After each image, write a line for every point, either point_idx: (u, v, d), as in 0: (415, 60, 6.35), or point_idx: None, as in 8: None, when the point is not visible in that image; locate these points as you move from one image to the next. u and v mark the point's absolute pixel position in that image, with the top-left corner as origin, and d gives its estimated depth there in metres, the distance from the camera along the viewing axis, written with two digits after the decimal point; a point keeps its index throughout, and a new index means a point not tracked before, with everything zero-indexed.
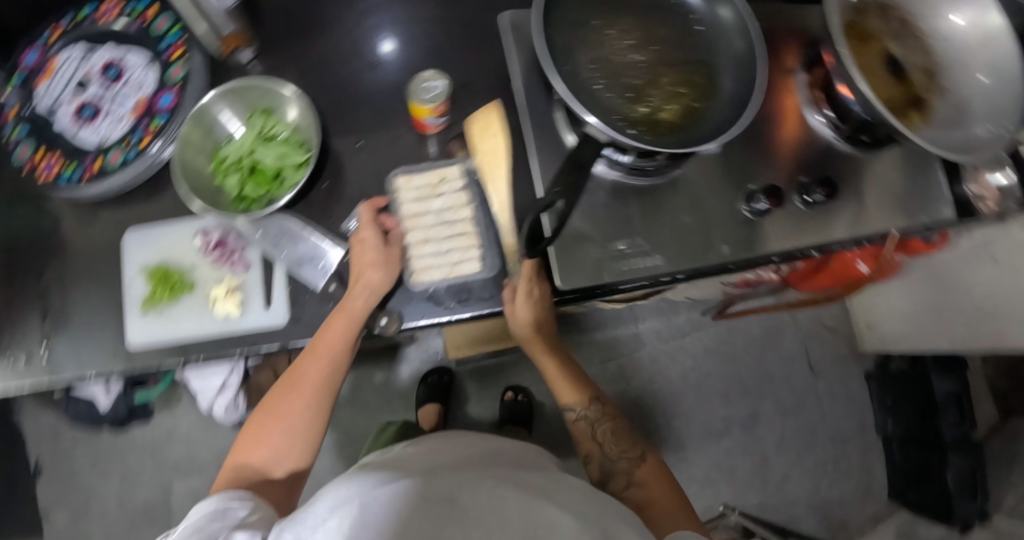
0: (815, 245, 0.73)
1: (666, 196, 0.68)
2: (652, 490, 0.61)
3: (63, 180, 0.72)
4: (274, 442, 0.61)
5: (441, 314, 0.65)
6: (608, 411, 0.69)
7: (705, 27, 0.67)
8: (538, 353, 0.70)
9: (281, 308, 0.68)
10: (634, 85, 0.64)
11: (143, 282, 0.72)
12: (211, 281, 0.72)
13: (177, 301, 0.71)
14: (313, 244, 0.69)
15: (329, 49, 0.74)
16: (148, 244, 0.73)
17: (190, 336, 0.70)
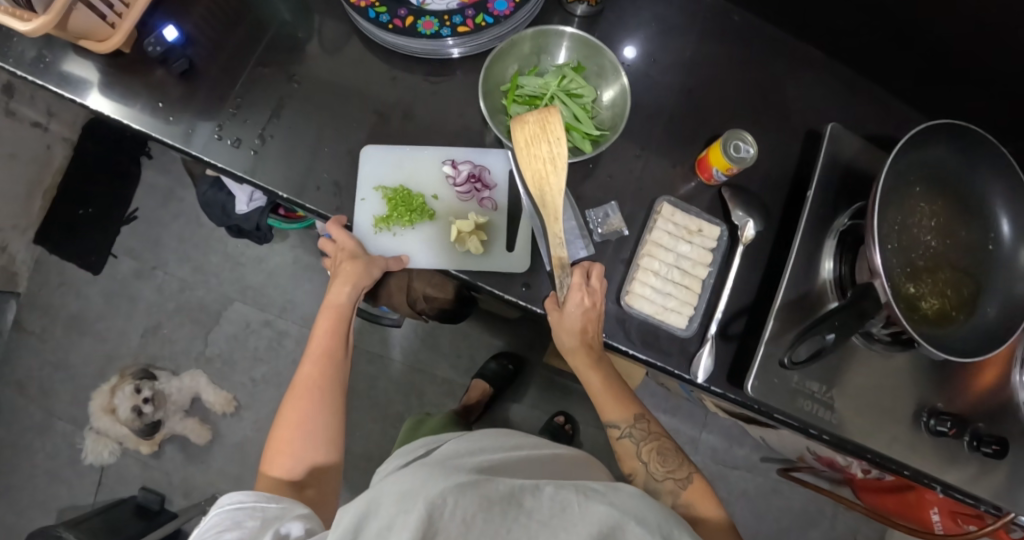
0: (945, 483, 0.74)
1: (866, 366, 0.69)
2: (701, 511, 0.63)
3: (369, 15, 0.71)
4: (299, 448, 0.66)
5: (623, 342, 0.66)
6: (654, 428, 0.68)
7: (996, 249, 0.65)
8: (586, 374, 0.67)
9: (523, 257, 0.72)
10: (914, 263, 0.64)
11: (377, 200, 0.74)
12: (449, 214, 0.76)
13: (416, 227, 0.75)
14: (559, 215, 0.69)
15: (659, 51, 0.75)
16: (390, 163, 0.75)
17: (422, 259, 0.74)
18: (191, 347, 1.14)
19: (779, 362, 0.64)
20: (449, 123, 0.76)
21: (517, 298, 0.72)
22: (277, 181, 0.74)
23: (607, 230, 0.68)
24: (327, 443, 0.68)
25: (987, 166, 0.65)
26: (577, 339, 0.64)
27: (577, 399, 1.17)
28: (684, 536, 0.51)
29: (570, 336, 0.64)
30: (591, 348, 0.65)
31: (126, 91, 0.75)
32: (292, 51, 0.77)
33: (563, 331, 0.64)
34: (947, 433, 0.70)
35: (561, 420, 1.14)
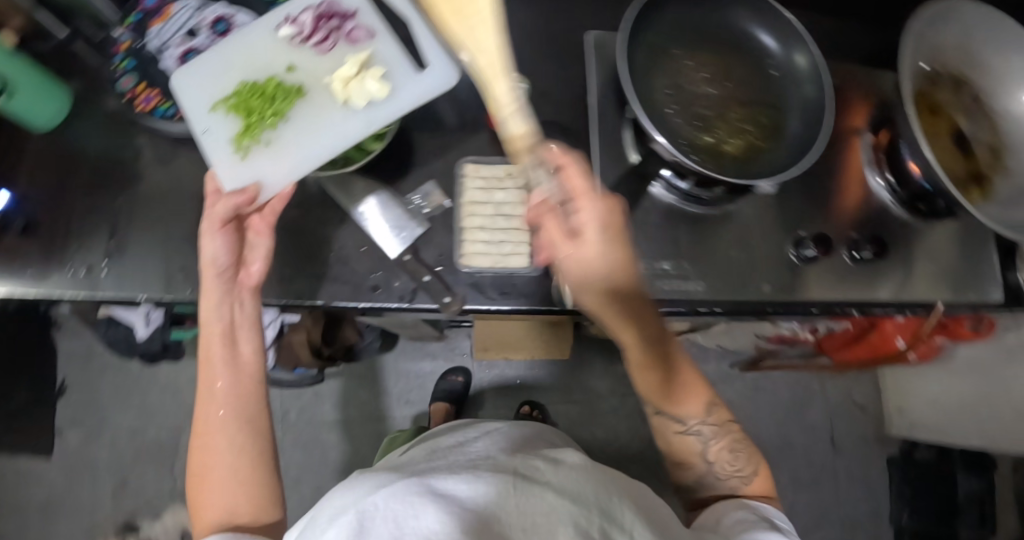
0: (857, 304, 0.73)
1: (717, 227, 0.70)
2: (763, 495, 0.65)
3: (156, 113, 0.80)
4: (220, 489, 0.57)
5: (483, 302, 0.68)
6: (732, 426, 0.66)
7: (780, 73, 0.68)
8: (637, 350, 0.60)
9: (443, 63, 0.69)
10: (704, 115, 0.67)
11: (222, 120, 0.68)
12: (323, 70, 0.70)
13: (289, 113, 0.68)
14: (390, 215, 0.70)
15: None
16: (207, 80, 0.70)
17: (324, 151, 0.67)
18: (162, 486, 1.15)
19: None
20: None
21: (372, 303, 0.68)
22: (130, 287, 0.77)
23: (431, 207, 0.71)
24: (253, 455, 0.59)
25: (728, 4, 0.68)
26: (603, 291, 0.58)
27: (536, 386, 1.21)
28: (625, 510, 0.52)
29: (592, 293, 0.58)
30: (661, 332, 0.61)
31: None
32: (120, 169, 0.81)
33: (564, 245, 0.58)
34: (817, 256, 0.71)
35: (527, 408, 1.15)
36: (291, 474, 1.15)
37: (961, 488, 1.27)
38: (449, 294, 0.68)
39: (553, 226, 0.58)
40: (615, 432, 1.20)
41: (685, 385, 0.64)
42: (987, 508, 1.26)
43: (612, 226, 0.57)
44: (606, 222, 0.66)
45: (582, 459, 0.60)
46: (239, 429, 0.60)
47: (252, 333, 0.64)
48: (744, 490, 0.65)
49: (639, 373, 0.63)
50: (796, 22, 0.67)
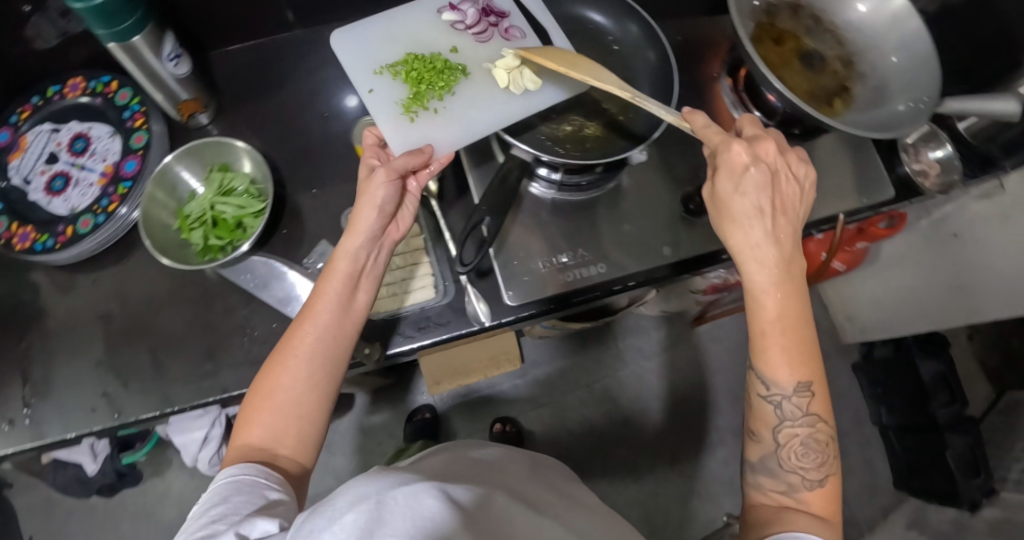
0: None
1: (605, 208, 0.73)
2: (823, 508, 0.57)
3: (35, 249, 0.77)
4: (276, 418, 0.56)
5: (405, 342, 0.70)
6: (822, 424, 0.58)
7: (621, 47, 0.79)
8: (759, 266, 0.57)
9: (569, 81, 0.74)
10: (562, 107, 0.76)
11: (392, 90, 0.74)
12: (476, 56, 0.77)
13: (456, 87, 0.75)
14: (290, 284, 0.73)
15: (281, 106, 0.85)
16: (362, 51, 0.77)
17: (486, 114, 0.73)
18: None
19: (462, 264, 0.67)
20: (163, 278, 0.79)
21: None
22: (64, 426, 0.73)
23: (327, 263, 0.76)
24: (314, 418, 0.57)
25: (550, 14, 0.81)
26: (750, 206, 0.57)
27: (502, 403, 1.32)
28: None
29: (730, 183, 0.58)
30: (790, 254, 0.58)
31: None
32: (19, 312, 0.78)
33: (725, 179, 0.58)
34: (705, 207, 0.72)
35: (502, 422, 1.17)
36: None
37: (925, 370, 1.32)
38: (367, 344, 0.68)
39: (734, 162, 0.58)
40: (590, 420, 1.32)
41: (796, 340, 0.57)
42: (952, 380, 1.31)
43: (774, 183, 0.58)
44: (473, 241, 0.67)
45: (594, 503, 0.69)
46: (321, 369, 0.57)
47: (370, 294, 0.62)
48: (805, 515, 0.56)
49: (753, 309, 0.58)
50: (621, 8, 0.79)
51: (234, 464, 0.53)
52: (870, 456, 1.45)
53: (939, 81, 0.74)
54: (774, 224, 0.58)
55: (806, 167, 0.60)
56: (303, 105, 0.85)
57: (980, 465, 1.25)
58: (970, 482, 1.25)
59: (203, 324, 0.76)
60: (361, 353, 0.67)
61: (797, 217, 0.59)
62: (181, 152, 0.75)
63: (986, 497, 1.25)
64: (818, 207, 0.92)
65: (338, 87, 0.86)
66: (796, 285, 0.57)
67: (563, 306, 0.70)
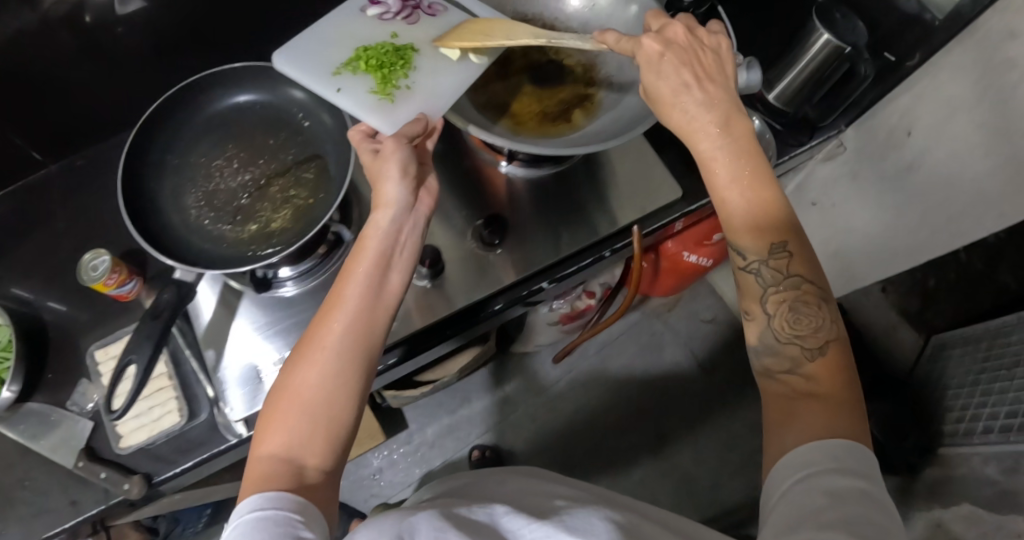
0: (536, 278, 0.78)
1: None
2: (821, 385, 0.49)
3: None
4: (296, 420, 0.47)
5: (166, 468, 0.68)
6: (806, 284, 0.53)
7: (311, 118, 0.68)
8: (697, 141, 0.55)
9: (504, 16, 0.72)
10: (243, 206, 0.64)
11: (354, 85, 0.64)
12: (418, 34, 0.69)
13: (416, 61, 0.67)
14: (68, 426, 0.71)
15: (47, 239, 0.81)
16: (300, 59, 0.65)
17: (459, 77, 0.66)
18: None
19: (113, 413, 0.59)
20: None
21: (76, 518, 0.69)
22: None
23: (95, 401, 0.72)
24: (343, 411, 0.48)
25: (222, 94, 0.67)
26: (685, 79, 0.56)
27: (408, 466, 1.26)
28: None
29: (663, 71, 0.57)
30: (729, 122, 0.55)
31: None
32: None
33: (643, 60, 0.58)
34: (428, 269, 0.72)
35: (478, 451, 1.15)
36: None
37: None
38: (127, 479, 0.66)
39: (649, 56, 0.57)
40: None
41: (765, 210, 0.53)
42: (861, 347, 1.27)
43: (688, 54, 0.57)
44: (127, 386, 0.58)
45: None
46: (345, 354, 0.49)
47: (404, 279, 0.55)
48: (809, 400, 0.49)
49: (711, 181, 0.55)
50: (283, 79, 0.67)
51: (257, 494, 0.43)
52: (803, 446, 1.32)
53: None
54: (706, 92, 0.56)
55: (718, 36, 0.60)
56: (69, 235, 0.81)
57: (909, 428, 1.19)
58: (903, 446, 1.18)
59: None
60: (121, 489, 0.66)
61: (726, 81, 0.57)
62: None
63: (923, 460, 1.17)
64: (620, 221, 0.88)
65: (101, 208, 0.83)
66: (744, 144, 0.54)
67: None
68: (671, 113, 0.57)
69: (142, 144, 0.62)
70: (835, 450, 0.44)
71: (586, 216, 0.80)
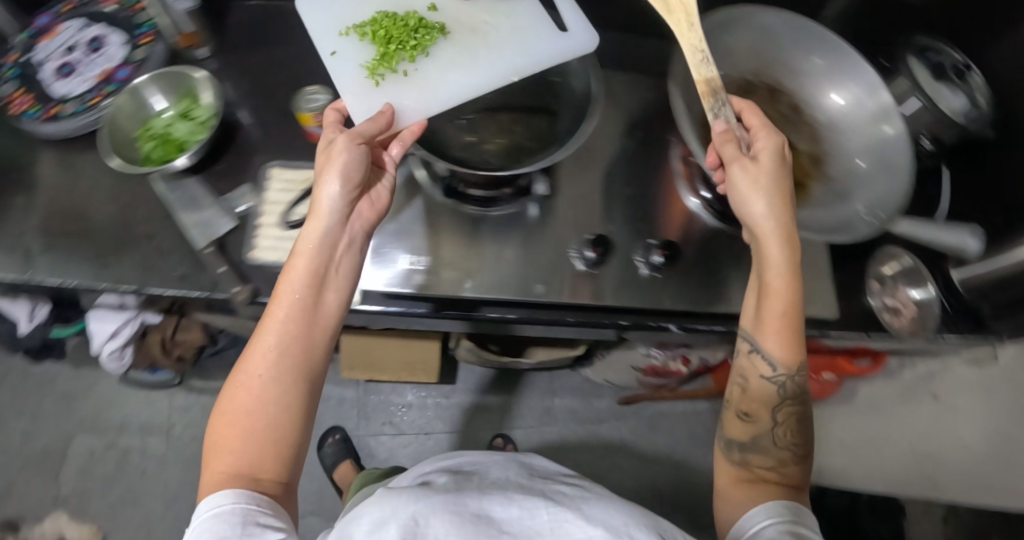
0: (672, 319, 0.73)
1: (506, 232, 0.73)
2: (795, 477, 0.59)
3: (25, 115, 0.85)
4: (245, 442, 0.50)
5: (272, 294, 0.71)
6: (806, 399, 0.61)
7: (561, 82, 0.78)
8: (771, 250, 0.59)
9: (579, 33, 0.76)
10: (474, 118, 0.75)
11: (358, 46, 0.73)
12: (452, 18, 0.76)
13: (431, 48, 0.74)
14: (212, 213, 0.76)
15: (275, 61, 0.88)
16: (344, 9, 0.76)
17: (463, 80, 0.72)
18: (44, 495, 1.14)
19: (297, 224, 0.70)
20: (111, 173, 0.83)
21: (181, 292, 0.74)
22: None
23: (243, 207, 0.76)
24: (295, 421, 0.52)
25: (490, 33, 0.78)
26: (767, 197, 0.59)
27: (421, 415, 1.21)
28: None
29: (773, 164, 0.61)
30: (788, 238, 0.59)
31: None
32: None
33: (742, 159, 0.61)
34: (593, 256, 0.71)
35: (498, 440, 1.13)
36: (171, 489, 1.15)
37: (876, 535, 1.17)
38: (242, 285, 0.71)
39: (730, 149, 0.62)
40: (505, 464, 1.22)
41: (791, 341, 0.58)
42: None
43: (784, 156, 0.61)
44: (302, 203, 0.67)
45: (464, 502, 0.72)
46: (291, 374, 0.52)
47: (340, 295, 0.57)
48: (774, 486, 0.58)
49: (766, 301, 0.59)
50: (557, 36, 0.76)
51: (214, 497, 0.47)
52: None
53: (904, 195, 0.69)
54: (769, 201, 0.59)
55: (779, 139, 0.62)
56: (296, 67, 0.88)
57: None
58: None
59: (116, 228, 0.79)
60: (233, 289, 0.71)
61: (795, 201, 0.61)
62: (163, 71, 0.83)
63: None
64: None
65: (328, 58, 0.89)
66: (794, 278, 0.58)
67: (429, 314, 0.70)
68: (752, 204, 0.60)
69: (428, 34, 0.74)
70: (790, 505, 0.55)
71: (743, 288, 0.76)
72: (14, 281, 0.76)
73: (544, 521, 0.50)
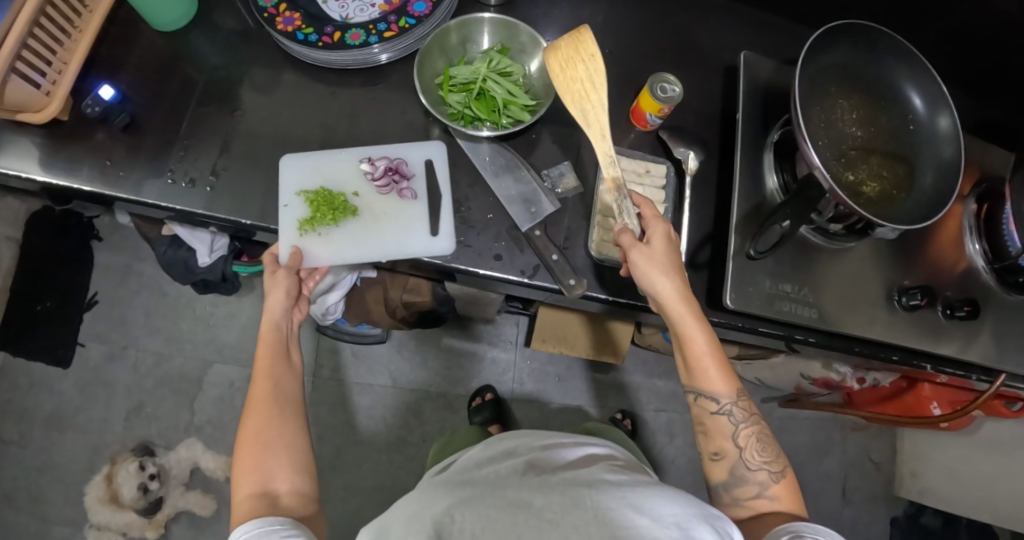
0: (930, 358, 0.77)
1: (832, 261, 0.71)
2: (783, 496, 0.58)
3: (296, 36, 0.75)
4: (269, 460, 0.57)
5: (599, 290, 0.68)
6: (743, 400, 0.60)
7: (918, 129, 0.70)
8: (680, 310, 0.59)
9: (445, 236, 0.68)
10: (848, 153, 0.69)
11: (299, 206, 0.70)
12: (374, 206, 0.73)
13: (342, 225, 0.72)
14: (531, 189, 0.70)
15: (573, 14, 0.78)
16: (307, 166, 0.72)
17: (358, 258, 0.71)
18: (177, 420, 1.11)
19: (746, 255, 0.67)
20: (396, 121, 0.76)
21: (491, 271, 0.68)
22: (234, 209, 0.73)
23: (564, 190, 0.71)
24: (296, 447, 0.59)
25: (885, 63, 0.71)
26: (664, 272, 0.59)
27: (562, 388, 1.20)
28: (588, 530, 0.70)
29: (631, 253, 0.60)
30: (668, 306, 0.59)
31: (10, 147, 0.71)
32: (233, 89, 0.77)
33: (639, 246, 0.60)
34: (919, 306, 0.72)
35: (621, 416, 1.17)
36: (311, 430, 1.14)
37: None
38: (574, 276, 0.67)
39: (626, 236, 0.60)
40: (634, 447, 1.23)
41: (705, 370, 0.60)
42: None
43: (671, 238, 0.61)
44: (773, 234, 0.64)
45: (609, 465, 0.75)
46: (285, 409, 0.60)
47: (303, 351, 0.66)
48: (778, 514, 0.57)
49: (687, 349, 0.60)
50: (944, 86, 0.69)
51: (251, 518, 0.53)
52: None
53: None
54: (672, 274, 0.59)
55: (662, 223, 0.62)
56: (596, 21, 0.78)
57: None
58: None
59: None
60: (566, 283, 0.66)
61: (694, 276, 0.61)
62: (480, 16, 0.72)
63: None
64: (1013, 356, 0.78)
65: (633, 17, 0.78)
66: (713, 343, 0.60)
67: (749, 330, 0.70)
68: (653, 276, 0.59)
69: (813, 54, 0.68)
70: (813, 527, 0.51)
71: (1013, 345, 0.77)
72: (237, 223, 0.73)
73: (586, 508, 0.52)
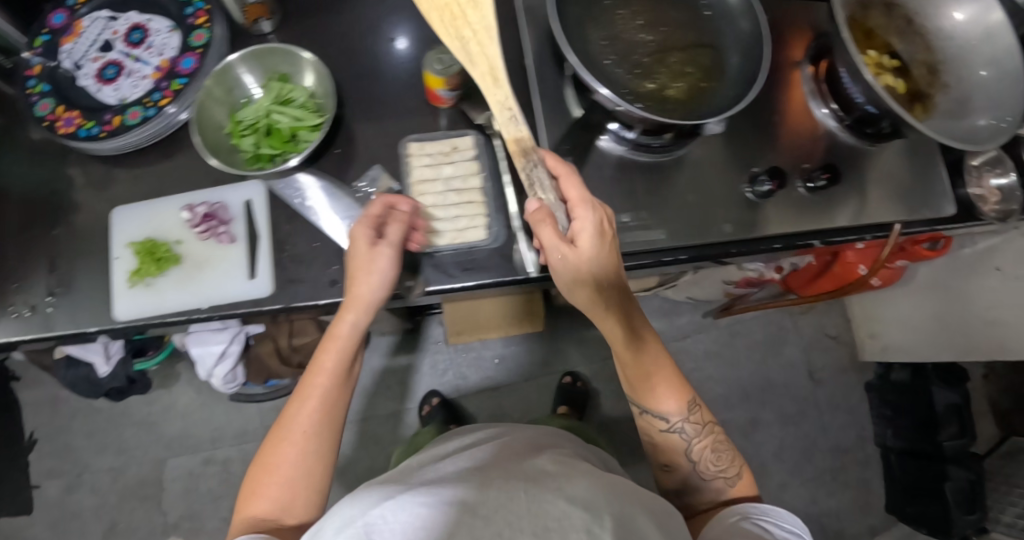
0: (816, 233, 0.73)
1: (671, 174, 0.70)
2: (732, 488, 0.61)
3: (80, 135, 0.73)
4: (279, 490, 0.57)
5: (447, 281, 0.66)
6: (697, 411, 0.62)
7: (714, 13, 0.67)
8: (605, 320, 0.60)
9: (264, 278, 0.69)
10: (643, 62, 0.65)
11: (130, 257, 0.72)
12: (197, 253, 0.72)
13: (167, 273, 0.71)
14: (347, 206, 0.69)
15: (348, 21, 0.77)
16: (136, 219, 0.73)
17: (176, 309, 0.70)
18: (150, 526, 1.11)
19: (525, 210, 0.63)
20: (208, 182, 0.74)
21: (335, 298, 0.67)
22: (81, 319, 0.71)
23: (380, 193, 0.69)
24: (314, 480, 0.58)
25: None
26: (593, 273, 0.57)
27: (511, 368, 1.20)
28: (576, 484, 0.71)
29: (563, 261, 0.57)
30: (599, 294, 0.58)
31: None
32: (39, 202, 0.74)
33: (559, 246, 0.56)
34: (771, 190, 0.70)
35: (570, 378, 1.16)
36: None
37: (937, 400, 1.14)
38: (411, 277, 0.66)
39: (548, 232, 0.57)
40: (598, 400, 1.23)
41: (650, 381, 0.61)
42: (967, 414, 1.14)
43: (601, 230, 0.57)
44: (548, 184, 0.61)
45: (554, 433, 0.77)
46: (313, 440, 0.58)
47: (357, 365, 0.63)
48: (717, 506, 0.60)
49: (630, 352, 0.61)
50: None
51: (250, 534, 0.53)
52: (871, 492, 1.26)
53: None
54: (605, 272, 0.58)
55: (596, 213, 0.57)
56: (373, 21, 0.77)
57: (978, 500, 1.10)
58: (964, 517, 1.10)
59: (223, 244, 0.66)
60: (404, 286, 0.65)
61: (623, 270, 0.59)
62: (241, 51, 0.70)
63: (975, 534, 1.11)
64: (887, 207, 0.76)
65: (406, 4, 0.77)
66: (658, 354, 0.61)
67: None
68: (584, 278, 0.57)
69: None
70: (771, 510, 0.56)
71: (881, 190, 0.76)
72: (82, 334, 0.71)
73: (527, 505, 0.49)
